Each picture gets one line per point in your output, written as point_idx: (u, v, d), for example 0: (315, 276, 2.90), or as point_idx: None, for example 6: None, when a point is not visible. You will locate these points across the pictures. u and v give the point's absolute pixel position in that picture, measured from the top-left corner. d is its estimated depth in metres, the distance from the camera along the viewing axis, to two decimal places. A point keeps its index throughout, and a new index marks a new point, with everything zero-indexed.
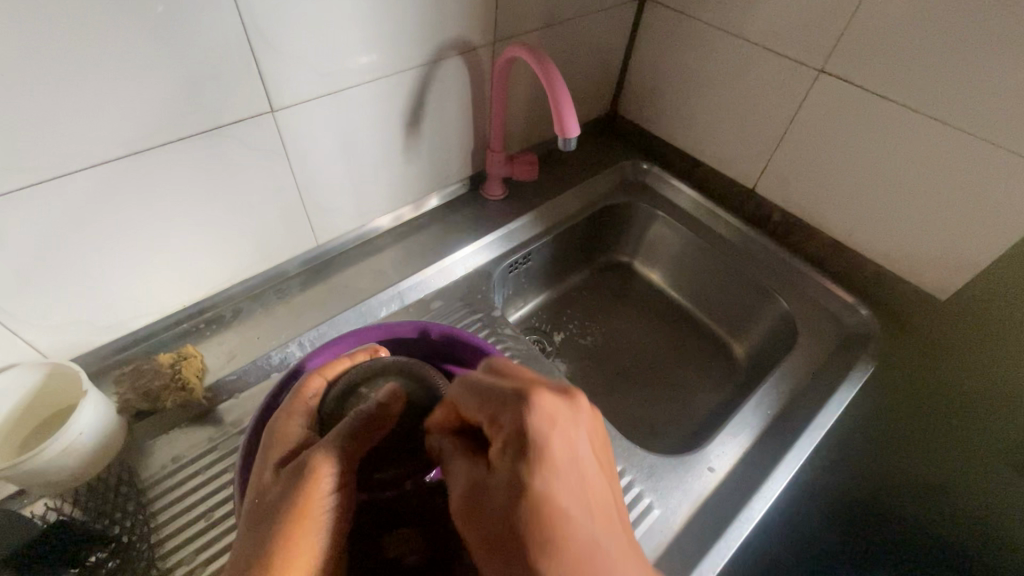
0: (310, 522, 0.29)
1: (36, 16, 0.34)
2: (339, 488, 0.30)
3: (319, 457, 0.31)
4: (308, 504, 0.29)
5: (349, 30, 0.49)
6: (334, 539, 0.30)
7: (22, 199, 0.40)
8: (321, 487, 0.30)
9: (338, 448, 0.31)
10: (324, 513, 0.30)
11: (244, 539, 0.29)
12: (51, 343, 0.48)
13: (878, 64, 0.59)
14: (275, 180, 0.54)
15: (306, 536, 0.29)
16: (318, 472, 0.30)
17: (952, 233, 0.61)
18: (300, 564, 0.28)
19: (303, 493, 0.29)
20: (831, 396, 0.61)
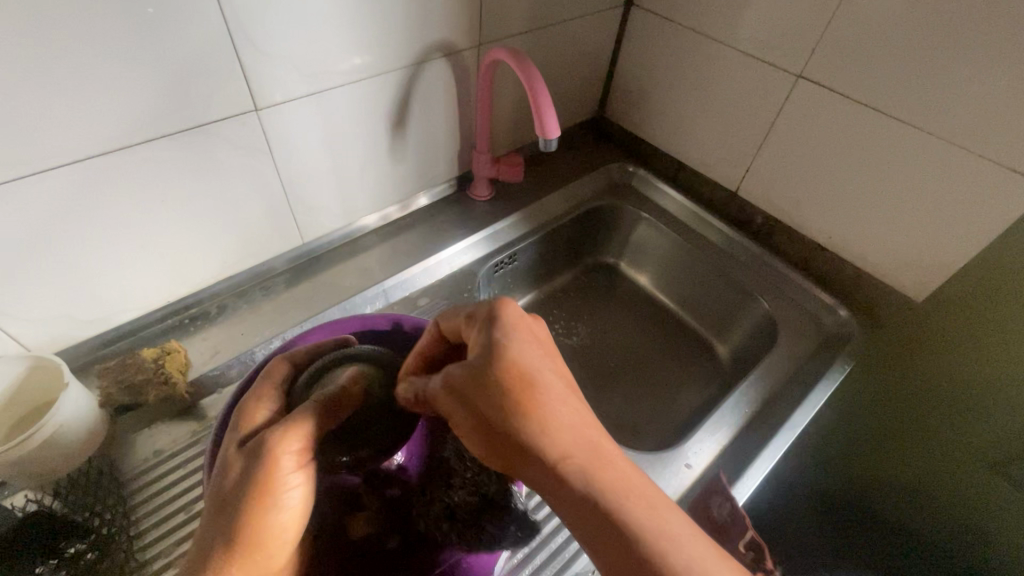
0: (272, 501, 0.29)
1: (25, 15, 0.35)
2: (300, 469, 0.30)
3: (276, 437, 0.30)
4: (267, 485, 0.29)
5: (335, 33, 0.51)
6: (298, 514, 0.31)
7: (8, 193, 0.41)
8: (281, 468, 0.30)
9: (296, 430, 0.30)
10: (286, 492, 0.30)
11: (212, 517, 0.29)
12: (34, 337, 0.49)
13: (855, 69, 0.60)
14: (262, 179, 0.55)
15: (268, 515, 0.29)
16: (276, 454, 0.29)
17: (927, 236, 0.62)
18: (269, 534, 0.29)
19: (261, 476, 0.29)
20: (808, 395, 0.62)
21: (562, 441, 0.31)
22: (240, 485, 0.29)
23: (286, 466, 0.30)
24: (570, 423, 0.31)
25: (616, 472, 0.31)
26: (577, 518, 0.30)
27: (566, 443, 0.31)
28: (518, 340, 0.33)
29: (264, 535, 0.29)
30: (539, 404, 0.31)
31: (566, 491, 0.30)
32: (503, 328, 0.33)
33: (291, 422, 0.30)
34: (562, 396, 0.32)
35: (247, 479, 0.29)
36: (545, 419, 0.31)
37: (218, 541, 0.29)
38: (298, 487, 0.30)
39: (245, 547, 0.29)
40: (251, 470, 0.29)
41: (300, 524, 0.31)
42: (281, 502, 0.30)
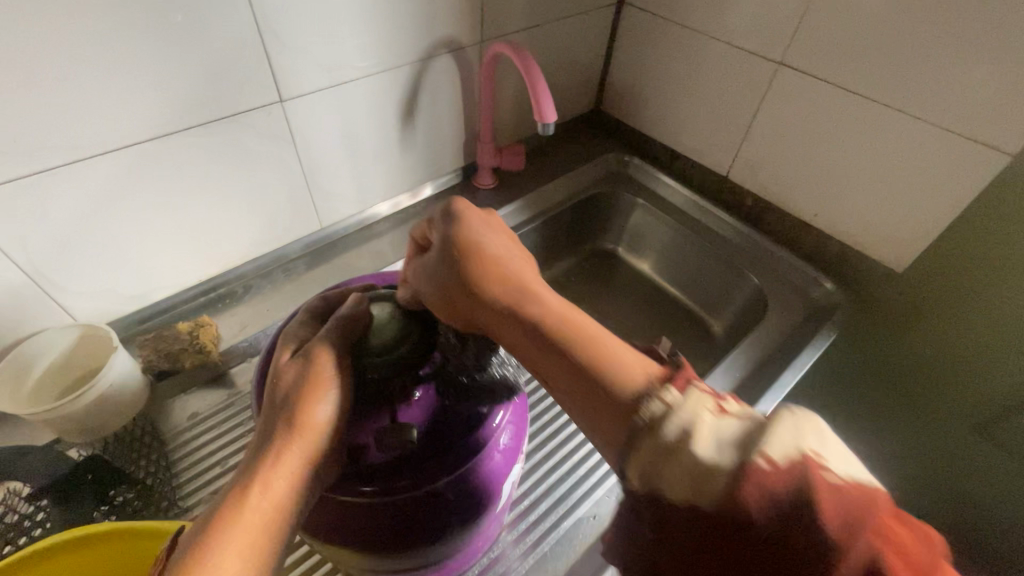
0: (320, 393, 0.33)
1: (76, 19, 0.41)
2: (339, 370, 0.35)
3: (321, 341, 0.35)
4: (315, 380, 0.34)
5: (352, 32, 0.56)
6: (339, 412, 0.34)
7: (67, 173, 0.46)
8: (325, 366, 0.34)
9: (333, 335, 0.35)
10: (331, 387, 0.34)
11: (268, 416, 0.34)
12: (83, 310, 0.53)
13: (831, 54, 0.65)
14: (284, 166, 0.60)
15: (314, 405, 0.33)
16: (322, 353, 0.35)
17: (902, 210, 0.67)
18: (317, 420, 0.33)
19: (309, 374, 0.34)
20: (793, 360, 0.66)
21: (498, 287, 0.37)
22: (291, 384, 0.34)
23: (329, 366, 0.34)
24: (506, 275, 0.38)
25: (546, 305, 0.36)
26: (524, 347, 0.35)
27: (504, 289, 0.37)
28: (468, 222, 0.40)
29: (312, 425, 0.33)
30: (480, 263, 0.38)
31: (512, 322, 0.36)
32: (454, 217, 0.41)
33: (330, 329, 0.36)
34: (500, 262, 0.39)
35: (298, 378, 0.34)
36: (485, 272, 0.38)
37: (269, 437, 0.33)
38: (340, 386, 0.34)
39: (296, 432, 0.32)
40: (301, 371, 0.34)
41: (340, 422, 0.34)
42: (326, 396, 0.33)
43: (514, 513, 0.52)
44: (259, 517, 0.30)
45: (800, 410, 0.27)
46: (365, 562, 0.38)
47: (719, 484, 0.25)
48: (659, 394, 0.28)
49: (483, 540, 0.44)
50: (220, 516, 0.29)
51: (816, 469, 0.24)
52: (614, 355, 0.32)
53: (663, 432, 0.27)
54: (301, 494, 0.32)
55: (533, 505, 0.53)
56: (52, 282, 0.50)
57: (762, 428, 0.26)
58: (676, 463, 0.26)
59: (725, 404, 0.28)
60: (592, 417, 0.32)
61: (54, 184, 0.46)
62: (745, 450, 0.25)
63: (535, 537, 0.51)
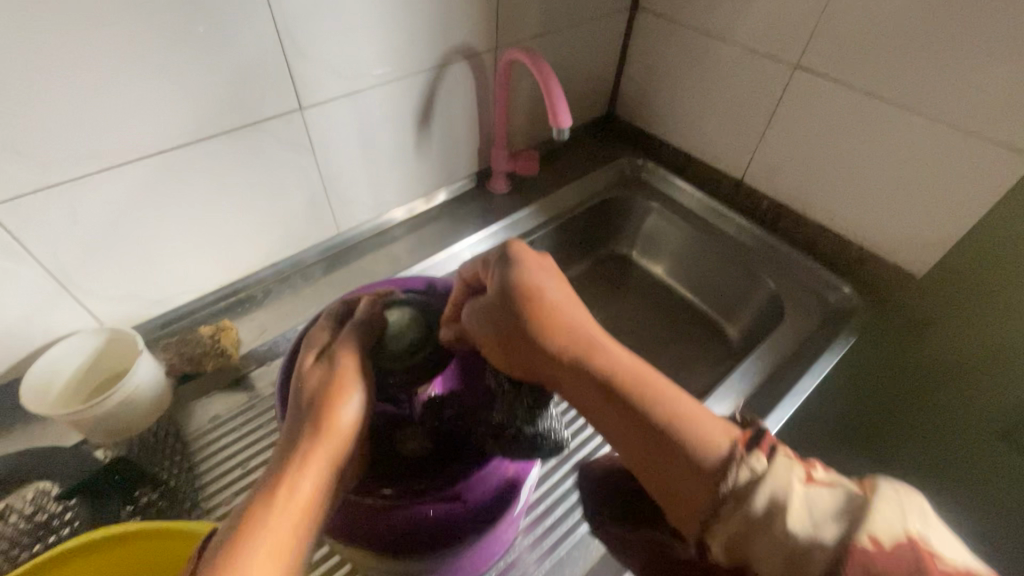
0: (346, 393, 0.34)
1: (104, 30, 0.42)
2: (363, 372, 0.35)
3: (346, 340, 0.36)
4: (342, 380, 0.34)
5: (371, 41, 0.57)
6: (364, 410, 0.35)
7: (96, 181, 0.48)
8: (351, 365, 0.35)
9: (356, 337, 0.36)
10: (356, 387, 0.35)
11: (294, 415, 0.34)
12: (109, 314, 0.55)
13: (849, 57, 0.64)
14: (303, 172, 0.61)
15: (340, 404, 0.34)
16: (348, 352, 0.36)
17: (922, 214, 0.66)
18: (342, 420, 0.33)
19: (335, 374, 0.35)
20: (810, 366, 0.66)
21: (564, 344, 0.35)
22: (318, 384, 0.35)
23: (355, 365, 0.35)
24: (575, 330, 0.36)
25: (615, 365, 0.34)
26: (593, 401, 0.34)
27: (569, 345, 0.35)
28: (529, 267, 0.39)
29: (338, 423, 0.33)
30: (548, 309, 0.36)
31: (582, 383, 0.34)
32: (514, 260, 0.39)
33: (355, 330, 0.37)
34: (564, 314, 0.37)
35: (324, 378, 0.35)
36: (548, 324, 0.36)
37: (295, 436, 0.33)
38: (365, 385, 0.35)
39: (324, 430, 0.33)
40: (327, 371, 0.35)
41: (365, 420, 0.35)
42: (351, 396, 0.34)
43: (530, 517, 0.52)
44: (289, 512, 0.30)
45: (902, 485, 0.25)
46: (386, 564, 0.38)
47: (818, 570, 0.23)
48: (745, 462, 0.27)
49: (500, 544, 0.44)
50: (250, 510, 0.30)
51: (931, 559, 0.22)
52: (696, 426, 0.30)
53: (750, 503, 0.26)
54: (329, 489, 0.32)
55: (549, 509, 0.53)
56: (80, 287, 0.51)
57: (865, 503, 0.24)
58: (768, 541, 0.25)
59: (814, 471, 0.26)
60: (666, 485, 0.30)
61: (84, 192, 0.47)
62: (849, 530, 0.24)
63: (552, 541, 0.51)
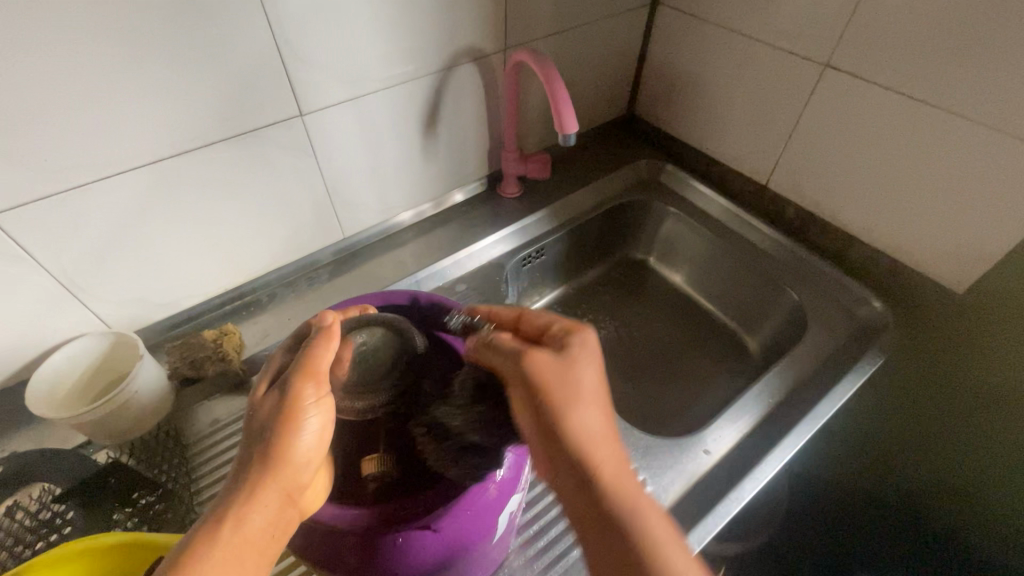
0: (298, 425, 0.34)
1: (99, 42, 0.42)
2: (317, 401, 0.35)
3: (300, 361, 0.35)
4: (293, 411, 0.34)
5: (372, 44, 0.56)
6: (318, 439, 0.35)
7: (99, 188, 0.48)
8: (307, 389, 0.34)
9: (307, 366, 0.35)
10: (308, 418, 0.34)
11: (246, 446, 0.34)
12: (116, 317, 0.56)
13: (885, 55, 0.59)
14: (306, 178, 0.61)
15: (293, 438, 0.33)
16: (303, 375, 0.34)
17: (962, 227, 0.61)
18: (296, 452, 0.34)
19: (287, 407, 0.34)
20: (833, 387, 0.62)
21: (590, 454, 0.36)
22: (272, 411, 0.34)
23: (312, 390, 0.35)
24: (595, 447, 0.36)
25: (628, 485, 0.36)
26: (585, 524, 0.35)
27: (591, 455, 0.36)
28: (579, 366, 0.38)
29: (293, 455, 0.33)
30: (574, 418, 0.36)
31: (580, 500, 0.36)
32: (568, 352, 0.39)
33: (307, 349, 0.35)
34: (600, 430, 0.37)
35: (276, 410, 0.34)
36: (577, 432, 0.36)
37: (248, 468, 0.33)
38: (321, 411, 0.35)
39: (277, 462, 0.33)
40: (279, 402, 0.34)
41: (320, 445, 0.35)
42: (304, 428, 0.34)
43: (522, 537, 0.51)
44: (236, 551, 0.31)
45: None
46: None
47: None
48: None
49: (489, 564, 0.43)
50: (195, 554, 0.30)
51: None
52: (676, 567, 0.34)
53: None
54: (280, 523, 0.33)
55: (542, 529, 0.51)
56: (85, 292, 0.52)
57: None
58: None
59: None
60: None
61: (87, 199, 0.48)
62: None
63: (544, 563, 0.49)
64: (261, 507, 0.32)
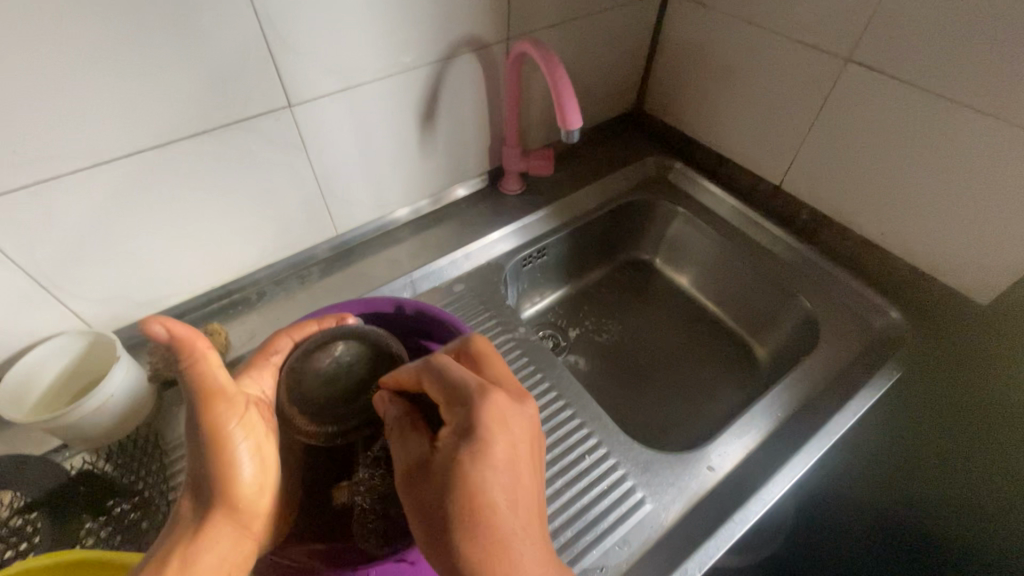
0: (230, 454, 0.36)
1: (67, 24, 0.39)
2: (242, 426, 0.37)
3: (195, 390, 0.35)
4: (223, 444, 0.36)
5: (365, 31, 0.52)
6: (254, 460, 0.37)
7: (72, 182, 0.46)
8: (221, 414, 0.36)
9: (222, 397, 0.36)
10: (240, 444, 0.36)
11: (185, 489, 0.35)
12: (95, 315, 0.54)
13: (912, 50, 0.55)
14: (296, 172, 0.58)
15: (229, 467, 0.36)
16: (209, 403, 0.35)
17: (989, 235, 0.57)
18: (234, 478, 0.36)
19: (214, 443, 0.35)
20: (847, 402, 0.58)
21: (494, 568, 0.33)
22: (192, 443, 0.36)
23: (229, 414, 0.36)
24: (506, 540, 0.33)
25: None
26: None
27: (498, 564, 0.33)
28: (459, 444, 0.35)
29: (229, 482, 0.36)
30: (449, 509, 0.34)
31: None
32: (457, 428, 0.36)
33: (197, 374, 0.35)
34: (505, 535, 0.33)
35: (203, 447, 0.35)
36: (476, 544, 0.33)
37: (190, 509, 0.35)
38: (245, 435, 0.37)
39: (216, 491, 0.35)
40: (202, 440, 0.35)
41: (254, 463, 0.37)
42: (238, 456, 0.36)
43: None
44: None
45: None
46: None
47: None
48: None
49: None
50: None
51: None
52: None
53: None
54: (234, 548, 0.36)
55: None
56: (62, 290, 0.50)
57: None
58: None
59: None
60: None
61: (60, 193, 0.45)
62: None
63: None
64: (210, 540, 0.35)
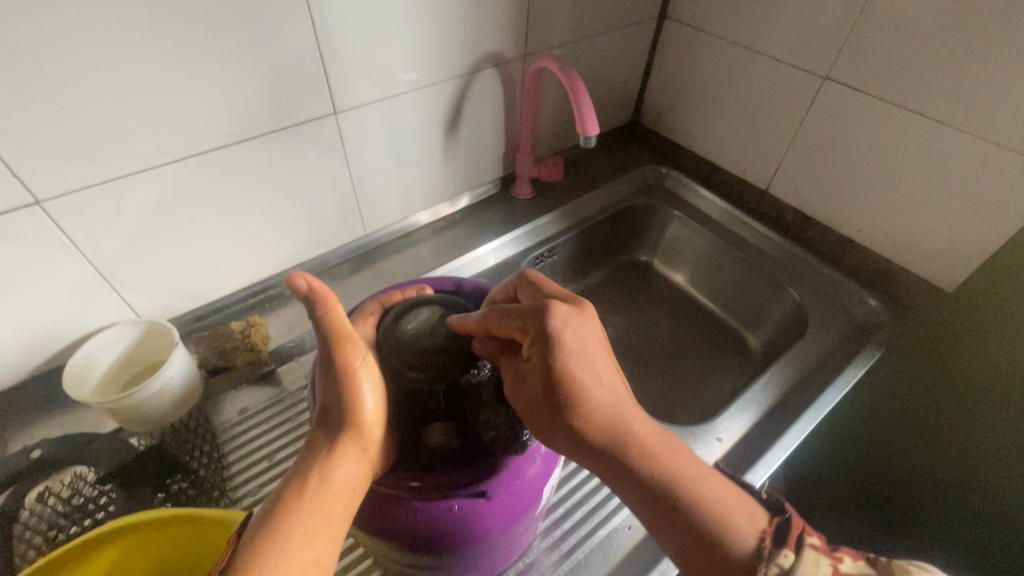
0: (359, 385, 0.37)
1: (150, 37, 0.44)
2: (364, 363, 0.38)
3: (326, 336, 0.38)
4: (351, 377, 0.37)
5: (405, 48, 0.58)
6: (378, 398, 0.38)
7: (140, 180, 0.50)
8: (350, 353, 0.38)
9: (342, 333, 0.38)
10: (366, 377, 0.38)
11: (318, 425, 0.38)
12: (147, 307, 0.57)
13: (882, 69, 0.63)
14: (335, 174, 0.63)
15: (360, 399, 0.37)
16: (340, 344, 0.37)
17: (951, 229, 0.65)
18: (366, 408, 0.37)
19: (343, 379, 0.37)
20: (835, 379, 0.65)
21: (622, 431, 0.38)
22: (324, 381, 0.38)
23: (355, 354, 0.38)
24: (625, 419, 0.39)
25: (673, 452, 0.39)
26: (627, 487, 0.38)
27: (619, 428, 0.38)
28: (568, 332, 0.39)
29: (355, 407, 0.37)
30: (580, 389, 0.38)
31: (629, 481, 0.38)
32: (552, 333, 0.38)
33: (326, 316, 0.38)
34: (622, 415, 0.39)
35: (333, 385, 0.37)
36: (599, 426, 0.38)
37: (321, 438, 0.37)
38: (368, 372, 0.38)
39: (346, 414, 0.37)
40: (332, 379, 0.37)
41: (381, 403, 0.38)
42: (366, 390, 0.38)
43: (548, 520, 0.53)
44: (323, 492, 0.35)
45: None
46: (410, 557, 0.39)
47: None
48: None
49: (517, 545, 0.45)
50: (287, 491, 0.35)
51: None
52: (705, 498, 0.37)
53: None
54: (365, 467, 0.37)
55: (567, 513, 0.54)
56: (121, 281, 0.53)
57: None
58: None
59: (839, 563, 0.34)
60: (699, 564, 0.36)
61: (129, 190, 0.49)
62: None
63: (569, 545, 0.51)
64: (340, 460, 0.36)
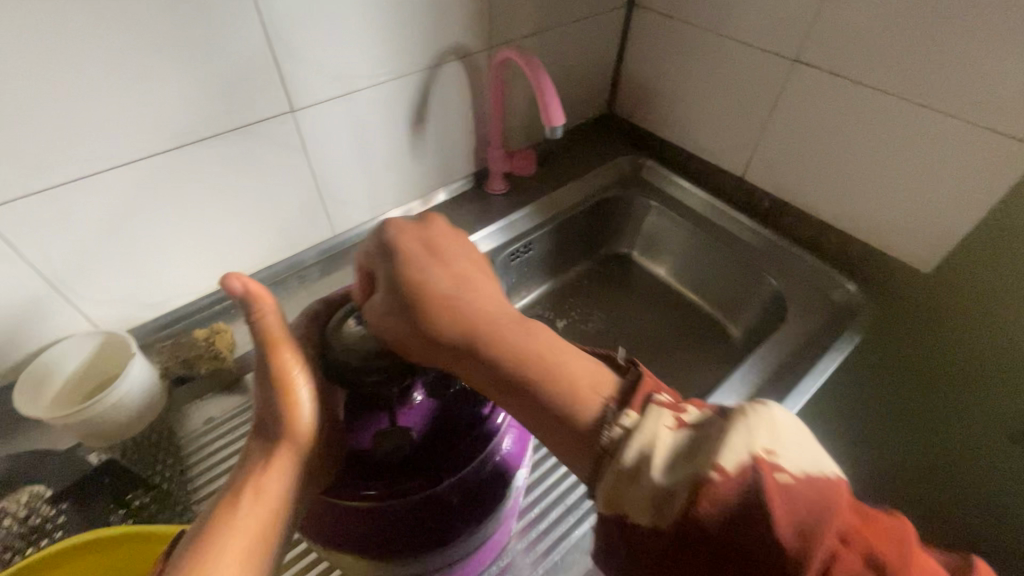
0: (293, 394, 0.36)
1: (86, 37, 0.42)
2: (301, 370, 0.37)
3: (262, 337, 0.37)
4: (286, 385, 0.36)
5: (362, 43, 0.57)
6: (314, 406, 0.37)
7: (84, 187, 0.48)
8: (285, 360, 0.37)
9: (279, 337, 0.37)
10: (303, 386, 0.37)
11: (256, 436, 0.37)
12: (103, 317, 0.55)
13: (850, 50, 0.63)
14: (297, 173, 0.61)
15: (296, 407, 0.36)
16: (275, 351, 0.37)
17: (926, 210, 0.65)
18: (300, 416, 0.36)
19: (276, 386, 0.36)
20: (815, 365, 0.64)
21: (471, 327, 0.38)
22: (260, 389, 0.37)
23: (290, 361, 0.37)
24: (477, 314, 0.38)
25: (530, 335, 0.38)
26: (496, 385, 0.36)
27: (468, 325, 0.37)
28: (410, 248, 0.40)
29: (291, 415, 0.36)
30: (424, 292, 0.38)
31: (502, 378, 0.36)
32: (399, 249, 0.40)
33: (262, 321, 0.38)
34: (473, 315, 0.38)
35: (267, 393, 0.36)
36: (460, 324, 0.38)
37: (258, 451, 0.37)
38: (306, 380, 0.37)
39: (283, 423, 0.36)
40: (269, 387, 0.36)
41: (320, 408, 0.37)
42: (301, 398, 0.36)
43: (522, 521, 0.52)
44: (258, 505, 0.34)
45: None
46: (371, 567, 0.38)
47: None
48: None
49: (489, 547, 0.44)
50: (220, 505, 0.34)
51: (769, 473, 0.27)
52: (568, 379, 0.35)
53: None
54: (303, 480, 0.36)
55: (543, 513, 0.53)
56: (74, 292, 0.51)
57: None
58: (648, 483, 0.29)
59: (683, 413, 0.31)
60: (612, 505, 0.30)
61: (74, 198, 0.48)
62: None
63: (544, 546, 0.51)
64: (274, 472, 0.36)
